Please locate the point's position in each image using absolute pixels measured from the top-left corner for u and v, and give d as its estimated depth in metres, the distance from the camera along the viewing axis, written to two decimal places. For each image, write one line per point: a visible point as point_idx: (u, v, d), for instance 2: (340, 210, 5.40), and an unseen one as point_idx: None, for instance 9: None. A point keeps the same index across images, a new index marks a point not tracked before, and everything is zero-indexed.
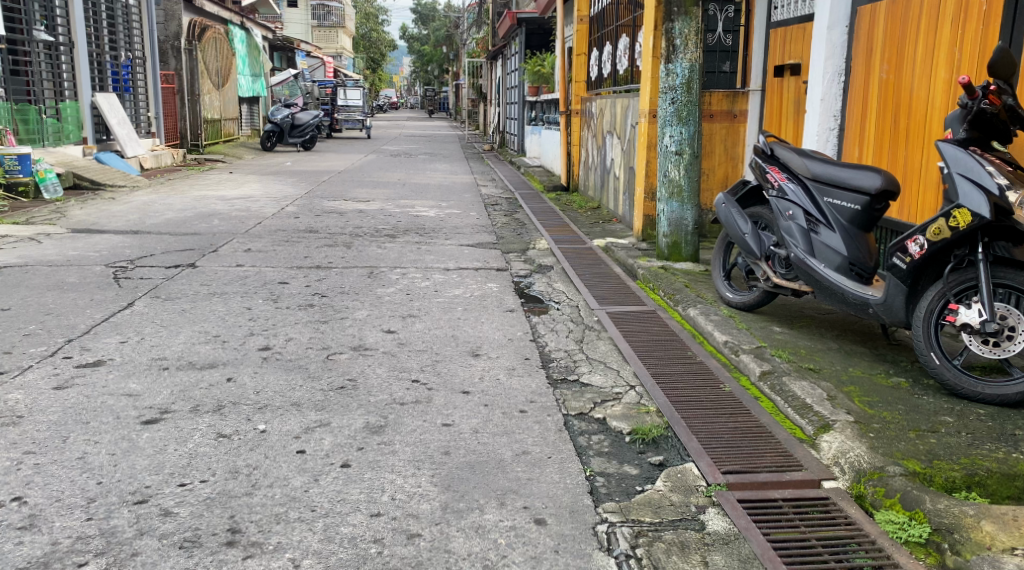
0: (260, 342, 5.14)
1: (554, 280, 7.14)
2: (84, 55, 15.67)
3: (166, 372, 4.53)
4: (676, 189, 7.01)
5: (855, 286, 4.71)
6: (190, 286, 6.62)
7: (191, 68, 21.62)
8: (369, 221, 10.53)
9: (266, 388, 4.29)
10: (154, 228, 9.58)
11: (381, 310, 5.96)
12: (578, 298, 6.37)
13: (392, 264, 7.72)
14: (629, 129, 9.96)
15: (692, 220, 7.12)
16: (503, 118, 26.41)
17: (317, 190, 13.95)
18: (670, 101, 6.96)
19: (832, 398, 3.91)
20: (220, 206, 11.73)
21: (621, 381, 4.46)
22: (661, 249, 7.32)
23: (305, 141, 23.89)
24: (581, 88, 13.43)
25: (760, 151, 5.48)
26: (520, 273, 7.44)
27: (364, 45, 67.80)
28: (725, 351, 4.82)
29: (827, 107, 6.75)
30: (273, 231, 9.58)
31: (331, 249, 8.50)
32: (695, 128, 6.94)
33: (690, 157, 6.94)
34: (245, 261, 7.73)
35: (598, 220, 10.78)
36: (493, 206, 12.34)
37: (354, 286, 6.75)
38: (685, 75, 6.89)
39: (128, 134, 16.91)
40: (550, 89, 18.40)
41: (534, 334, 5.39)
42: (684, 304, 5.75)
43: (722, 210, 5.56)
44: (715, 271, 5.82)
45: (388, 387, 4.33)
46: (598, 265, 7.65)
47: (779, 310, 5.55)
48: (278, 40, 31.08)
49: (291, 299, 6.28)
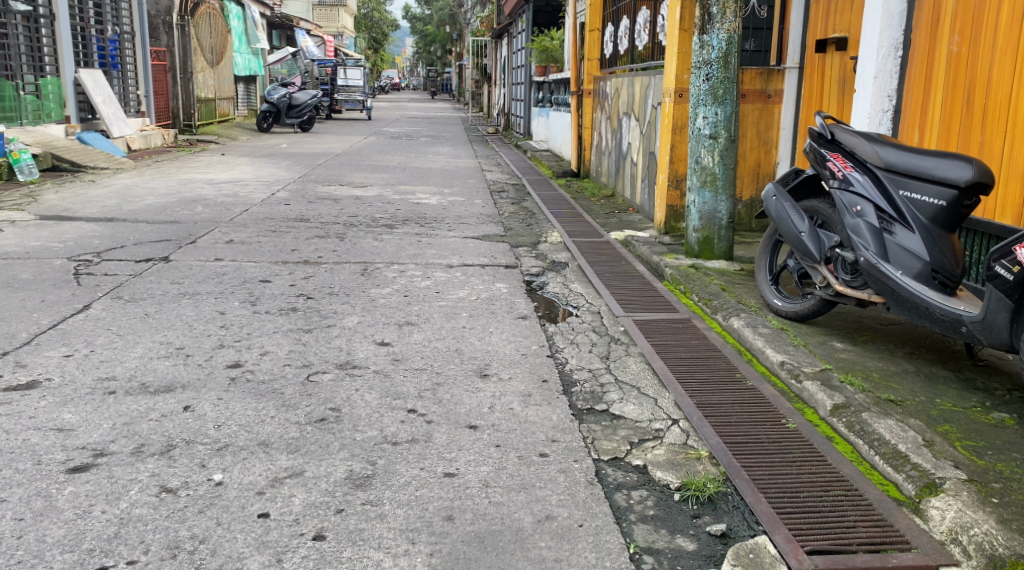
0: (230, 357, 4.37)
1: (571, 280, 6.37)
2: (67, 28, 14.91)
3: (111, 397, 3.76)
4: (709, 177, 6.24)
5: (941, 297, 3.92)
6: (159, 284, 5.86)
7: (184, 45, 20.61)
8: (365, 209, 9.76)
9: (230, 421, 3.53)
10: (132, 216, 8.82)
11: (375, 317, 5.20)
12: (600, 303, 5.59)
13: (389, 260, 6.95)
14: (649, 110, 9.19)
15: (726, 212, 6.34)
16: (509, 100, 25.56)
17: (311, 174, 13.16)
18: (704, 77, 6.15)
19: (930, 443, 3.12)
20: (206, 191, 10.96)
21: (660, 414, 3.68)
22: (691, 246, 6.53)
23: (302, 122, 23.07)
24: (594, 67, 12.68)
25: (816, 135, 4.68)
26: (532, 272, 6.68)
27: (365, 24, 66.83)
28: (781, 373, 4.03)
29: (881, 85, 5.93)
30: (261, 220, 8.80)
31: (323, 241, 7.73)
32: (733, 109, 6.16)
33: (726, 141, 6.16)
34: (225, 255, 6.96)
35: (614, 210, 10.02)
36: (499, 193, 11.58)
37: (347, 287, 5.99)
38: (721, 48, 6.09)
39: (115, 113, 16.13)
40: (558, 69, 17.58)
41: (552, 349, 4.62)
42: (724, 314, 4.97)
43: (772, 204, 4.79)
44: (759, 274, 5.06)
45: (379, 420, 3.56)
46: (619, 263, 6.88)
47: (837, 320, 4.78)
48: (275, 18, 30.13)
49: (273, 301, 5.52)
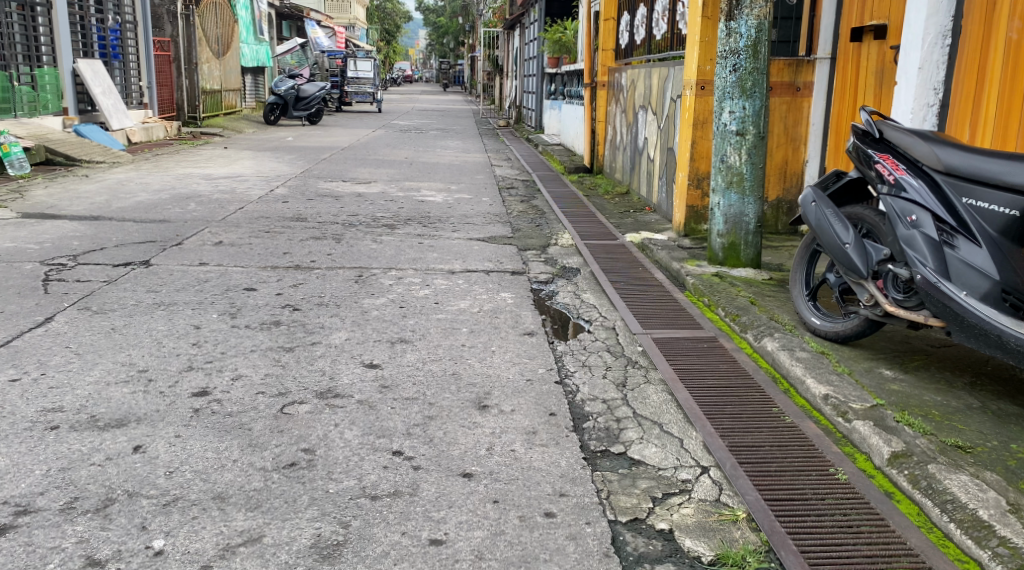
0: (197, 383, 3.87)
1: (583, 290, 5.84)
2: (64, 17, 14.46)
3: (52, 434, 3.26)
4: (735, 178, 5.72)
5: (1015, 323, 3.38)
6: (133, 293, 5.37)
7: (188, 35, 20.17)
8: (366, 208, 9.26)
9: (184, 467, 3.03)
10: (119, 213, 8.36)
11: (365, 332, 4.69)
12: (615, 317, 5.06)
13: (387, 265, 6.45)
14: (668, 103, 8.66)
15: (754, 216, 5.80)
16: (521, 92, 25.02)
17: (314, 169, 12.68)
18: (731, 68, 5.62)
19: (1016, 508, 2.61)
20: (202, 187, 10.49)
21: (687, 460, 3.15)
22: (714, 253, 5.99)
23: (310, 114, 22.60)
24: (609, 58, 12.16)
25: (862, 134, 4.13)
26: (541, 279, 6.15)
27: (377, 15, 66.28)
28: (825, 409, 3.50)
29: (926, 77, 5.36)
30: (255, 218, 8.31)
31: (317, 243, 7.23)
32: (762, 103, 5.64)
33: (754, 138, 5.65)
34: (211, 258, 6.48)
35: (629, 209, 9.50)
36: (508, 190, 11.06)
37: (338, 297, 5.48)
38: (750, 36, 5.55)
39: (115, 105, 15.69)
40: (571, 60, 16.99)
41: (560, 374, 4.09)
42: (756, 333, 4.44)
43: (811, 211, 4.25)
44: (795, 288, 4.54)
45: (359, 467, 3.04)
46: (635, 269, 6.34)
47: (883, 342, 4.23)
48: (284, 8, 29.61)
49: (255, 313, 5.02)
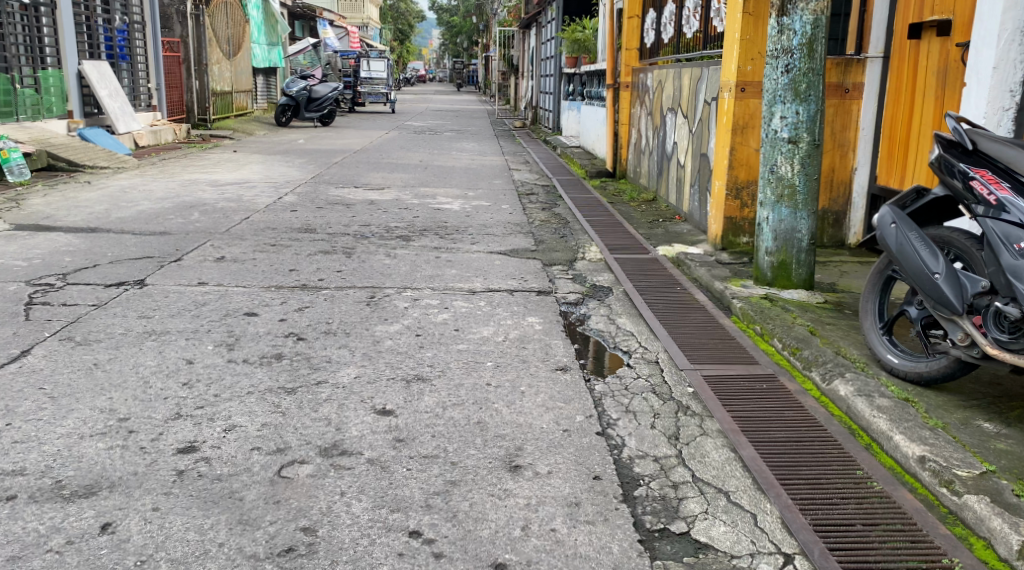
0: (184, 435, 3.35)
1: (617, 313, 5.31)
2: (69, 17, 14.02)
3: (6, 508, 2.76)
4: (786, 190, 5.23)
5: None
6: (123, 319, 4.87)
7: (198, 35, 19.74)
8: (379, 217, 8.76)
9: (159, 555, 2.53)
10: (118, 225, 7.89)
11: (377, 369, 4.16)
12: (657, 348, 4.54)
13: (401, 283, 5.94)
14: (701, 106, 8.15)
15: (807, 232, 5.28)
16: (537, 92, 24.46)
17: (325, 174, 12.19)
18: (784, 69, 5.15)
19: None
20: (208, 194, 10.01)
21: (766, 544, 2.64)
22: (762, 272, 5.47)
23: (323, 116, 22.12)
24: (632, 57, 11.62)
25: (949, 145, 3.60)
26: (570, 300, 5.63)
27: (391, 15, 65.73)
28: (922, 475, 2.98)
29: (1001, 77, 4.78)
30: (261, 230, 7.82)
31: (326, 258, 6.72)
32: (817, 107, 5.16)
33: (808, 146, 5.18)
34: (211, 276, 5.98)
35: (657, 218, 8.97)
36: (527, 196, 10.54)
37: (347, 323, 4.96)
38: (805, 33, 5.06)
39: (122, 107, 15.25)
40: (590, 60, 16.41)
41: (603, 422, 3.57)
42: (825, 374, 3.89)
43: (890, 234, 3.74)
44: (867, 321, 4.01)
45: (368, 555, 2.55)
46: (673, 289, 5.80)
47: (972, 385, 3.68)
48: (296, 8, 29.13)
49: (256, 344, 4.51)
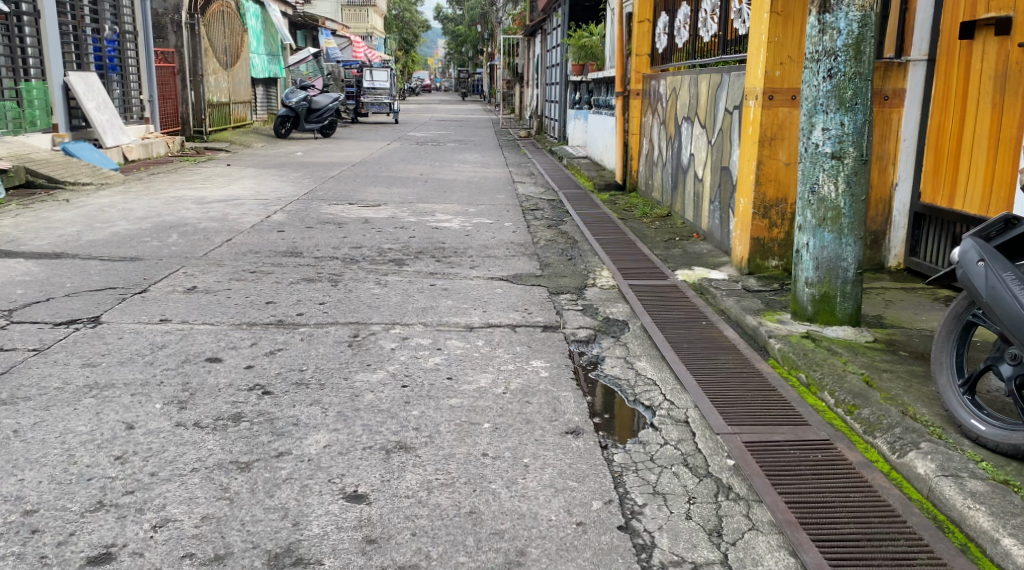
0: (101, 535, 2.69)
1: (636, 354, 4.62)
2: (54, 27, 13.42)
3: None
4: (829, 212, 4.57)
5: None
6: (63, 368, 4.20)
7: (193, 45, 19.16)
8: (372, 237, 8.09)
9: None
10: (87, 249, 7.23)
11: (351, 434, 3.48)
12: (685, 403, 3.86)
13: (389, 318, 5.27)
14: (721, 115, 7.47)
15: (854, 260, 4.60)
16: (542, 101, 23.87)
17: (319, 189, 11.53)
18: (826, 73, 4.48)
19: None
20: (191, 212, 9.36)
21: None
22: (801, 306, 4.79)
23: (323, 127, 21.54)
24: (643, 64, 10.96)
25: None
26: (581, 337, 4.94)
27: (396, 25, 65.56)
28: None
29: None
30: (241, 254, 7.16)
31: (309, 287, 6.05)
32: (865, 118, 4.49)
33: (855, 163, 4.51)
34: (176, 311, 5.31)
35: (673, 236, 8.29)
36: (533, 212, 9.89)
37: (323, 370, 4.27)
38: (851, 32, 4.38)
39: (110, 120, 14.64)
40: (598, 67, 15.78)
41: (627, 508, 2.90)
42: (895, 445, 3.20)
43: (978, 274, 3.08)
44: (942, 376, 3.33)
45: None
46: (698, 324, 5.12)
47: None
48: (297, 17, 28.55)
49: (212, 401, 3.82)
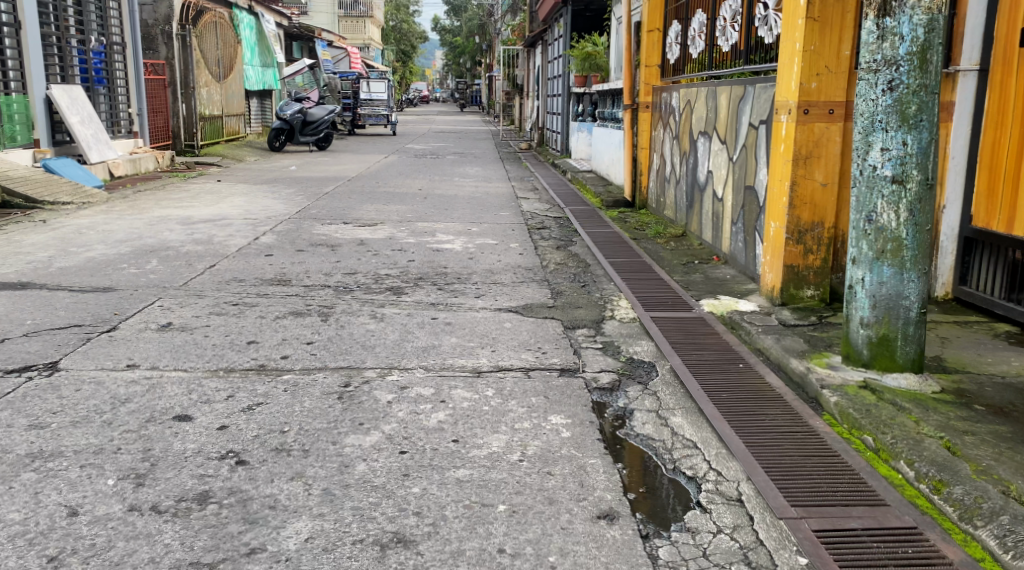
0: None
1: (669, 406, 4.03)
2: (36, 38, 12.83)
3: None
4: (889, 244, 3.99)
5: None
6: (5, 431, 3.60)
7: (185, 56, 18.59)
8: (368, 262, 7.50)
9: None
10: (56, 278, 6.62)
11: (339, 524, 2.89)
12: (736, 474, 3.28)
13: (386, 362, 4.67)
14: (745, 131, 6.90)
15: (918, 298, 4.01)
16: (542, 113, 23.33)
17: (312, 207, 10.94)
18: (885, 85, 3.91)
19: None
20: (175, 235, 8.76)
21: None
22: (856, 350, 4.20)
23: (318, 140, 20.98)
24: (652, 75, 10.39)
25: None
26: (603, 384, 4.33)
27: (393, 36, 65.16)
28: None
29: None
30: (224, 283, 6.56)
31: (296, 323, 5.45)
32: (930, 136, 3.92)
33: (920, 187, 3.93)
34: (145, 355, 4.71)
35: (691, 259, 7.71)
36: (539, 231, 9.31)
37: (307, 432, 3.67)
38: (915, 38, 3.82)
39: (95, 134, 14.06)
40: (601, 79, 15.23)
41: None
42: (1006, 541, 2.69)
43: None
44: None
45: None
46: (736, 368, 4.53)
47: None
48: (293, 28, 27.98)
49: (174, 475, 3.22)
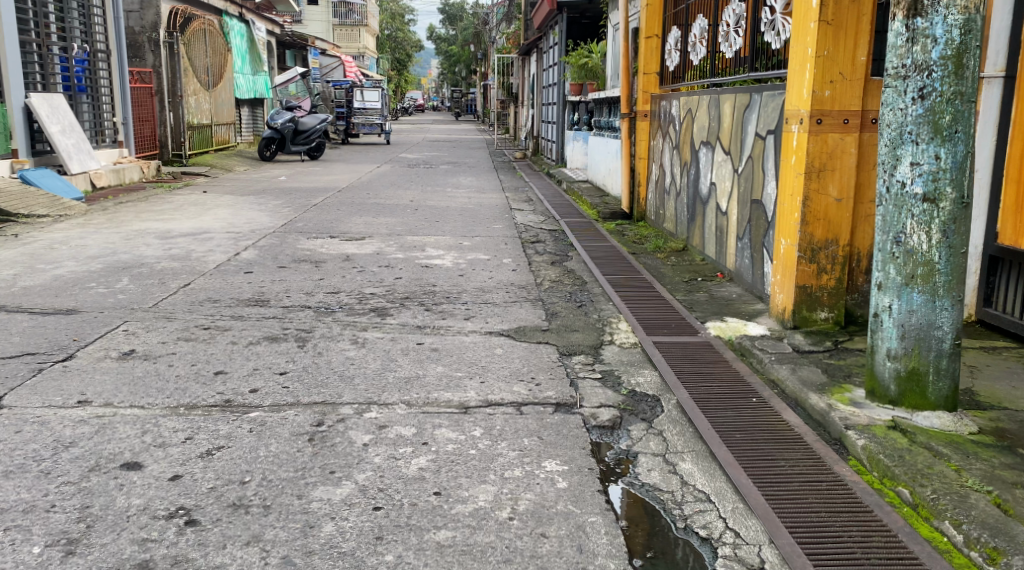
0: None
1: (676, 449, 3.62)
2: (14, 45, 12.41)
3: None
4: (919, 268, 3.59)
5: None
6: None
7: (172, 64, 18.19)
8: (352, 280, 7.08)
9: None
10: (18, 299, 6.20)
11: None
12: (757, 537, 2.89)
13: (365, 396, 4.25)
14: (751, 141, 6.51)
15: (951, 328, 3.61)
16: (537, 122, 22.93)
17: (299, 220, 10.52)
18: (916, 93, 3.52)
19: None
20: (151, 250, 8.34)
21: None
22: (882, 385, 3.80)
23: (309, 149, 20.57)
24: (651, 83, 9.98)
25: None
26: (603, 421, 3.92)
27: (389, 45, 64.81)
28: None
29: None
30: (197, 304, 6.14)
31: (270, 350, 5.04)
32: (966, 149, 3.52)
33: (954, 206, 3.53)
34: (100, 388, 4.29)
35: (694, 276, 7.31)
36: (533, 245, 8.92)
37: (270, 483, 3.25)
38: (950, 41, 3.43)
39: (77, 144, 13.64)
40: (598, 87, 14.83)
41: None
42: None
43: None
44: None
45: None
46: (748, 403, 4.12)
47: None
48: (285, 36, 27.56)
49: (112, 541, 2.81)
